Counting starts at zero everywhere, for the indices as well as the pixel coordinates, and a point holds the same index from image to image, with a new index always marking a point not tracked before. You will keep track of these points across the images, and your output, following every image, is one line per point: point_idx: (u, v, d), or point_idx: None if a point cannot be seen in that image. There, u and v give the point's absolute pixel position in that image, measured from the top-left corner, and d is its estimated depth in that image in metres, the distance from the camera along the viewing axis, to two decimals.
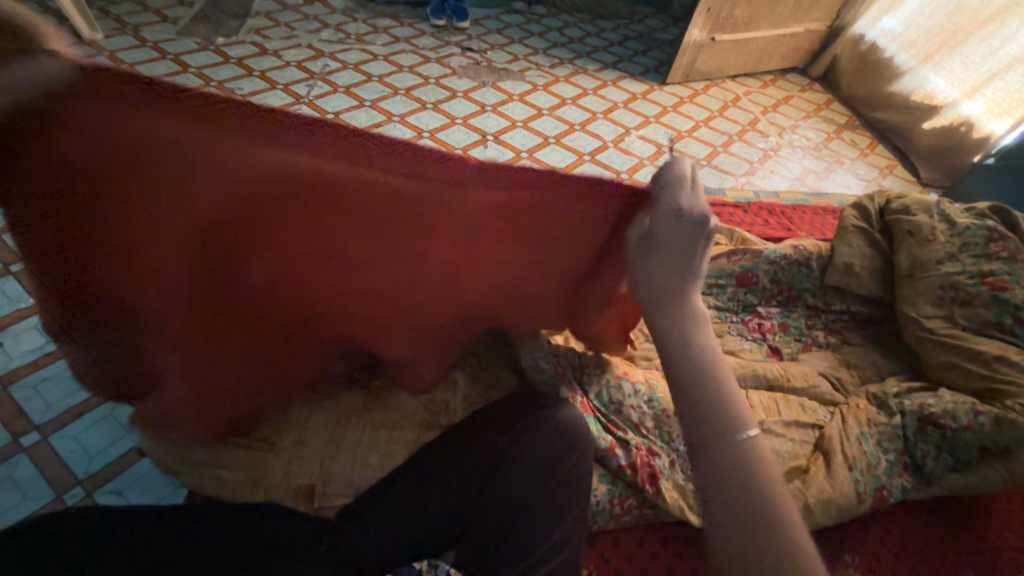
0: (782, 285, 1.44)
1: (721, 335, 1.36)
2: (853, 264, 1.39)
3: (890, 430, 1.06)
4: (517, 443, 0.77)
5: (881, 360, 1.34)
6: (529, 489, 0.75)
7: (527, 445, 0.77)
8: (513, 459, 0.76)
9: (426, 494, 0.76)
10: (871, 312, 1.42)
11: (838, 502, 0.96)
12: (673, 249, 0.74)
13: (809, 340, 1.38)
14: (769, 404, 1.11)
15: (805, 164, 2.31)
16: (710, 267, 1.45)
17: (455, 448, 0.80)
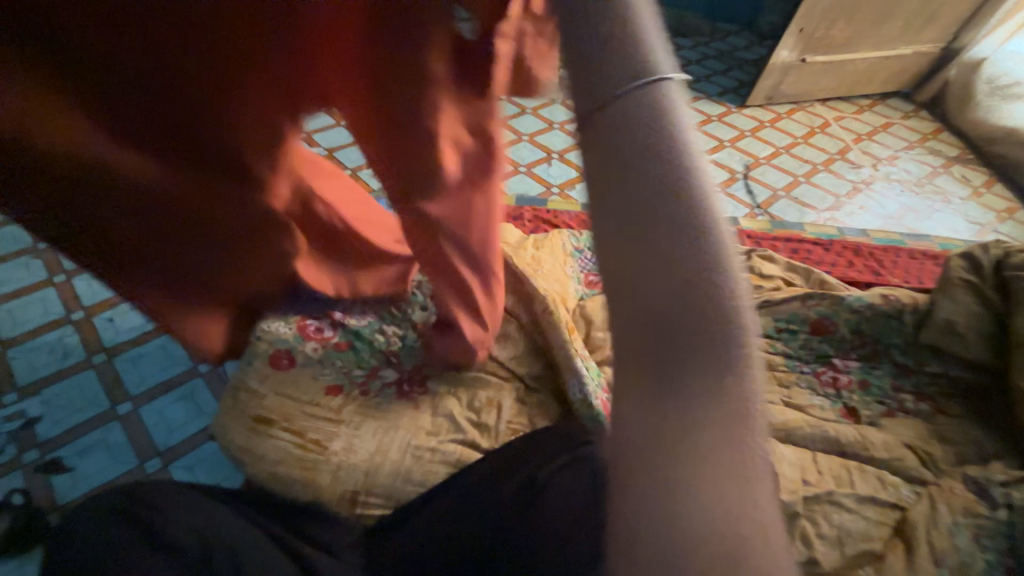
0: (864, 337, 1.31)
1: (788, 387, 1.25)
2: (956, 323, 1.23)
3: (992, 525, 0.90)
4: (552, 477, 0.74)
5: (985, 438, 1.16)
6: (559, 532, 0.69)
7: (563, 479, 0.73)
8: (544, 496, 0.73)
9: (462, 521, 0.77)
10: (974, 379, 1.24)
11: None
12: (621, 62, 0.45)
13: (894, 404, 1.23)
14: (838, 472, 1.01)
15: (902, 201, 2.08)
16: (781, 309, 1.34)
17: (494, 478, 0.81)
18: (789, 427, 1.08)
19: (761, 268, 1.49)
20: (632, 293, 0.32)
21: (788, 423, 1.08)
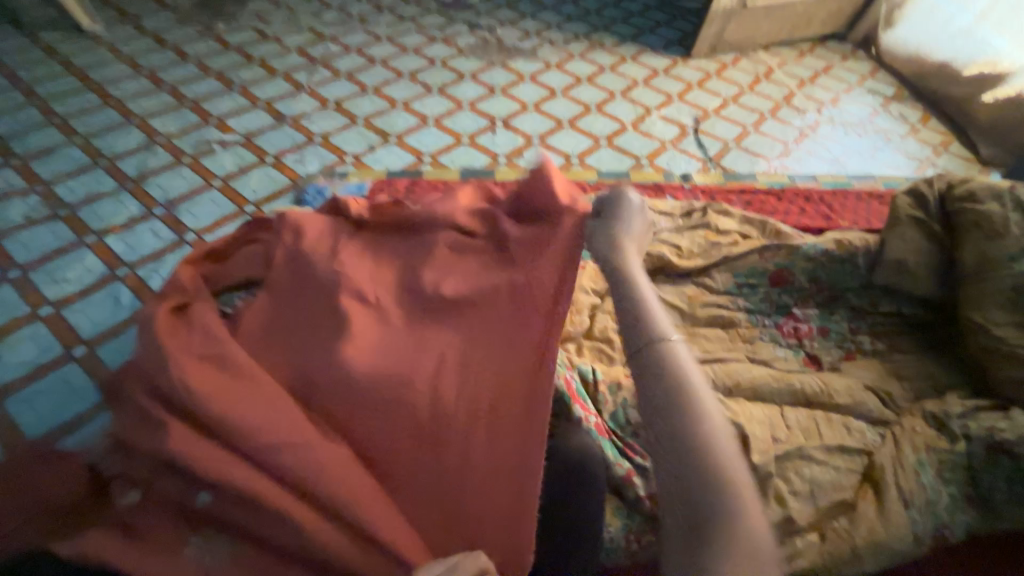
0: (821, 285, 1.30)
1: (752, 343, 1.23)
2: (906, 261, 1.22)
3: (952, 458, 0.92)
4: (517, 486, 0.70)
5: (939, 371, 1.19)
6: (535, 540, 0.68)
7: (538, 489, 0.72)
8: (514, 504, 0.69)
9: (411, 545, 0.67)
10: (924, 314, 1.26)
11: (893, 547, 0.83)
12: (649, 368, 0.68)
13: (853, 347, 1.23)
14: (807, 424, 0.98)
15: (847, 143, 2.09)
16: (740, 265, 1.32)
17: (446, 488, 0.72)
18: (756, 383, 1.06)
19: (718, 223, 1.45)
20: (657, 412, 0.64)
21: (755, 380, 1.06)
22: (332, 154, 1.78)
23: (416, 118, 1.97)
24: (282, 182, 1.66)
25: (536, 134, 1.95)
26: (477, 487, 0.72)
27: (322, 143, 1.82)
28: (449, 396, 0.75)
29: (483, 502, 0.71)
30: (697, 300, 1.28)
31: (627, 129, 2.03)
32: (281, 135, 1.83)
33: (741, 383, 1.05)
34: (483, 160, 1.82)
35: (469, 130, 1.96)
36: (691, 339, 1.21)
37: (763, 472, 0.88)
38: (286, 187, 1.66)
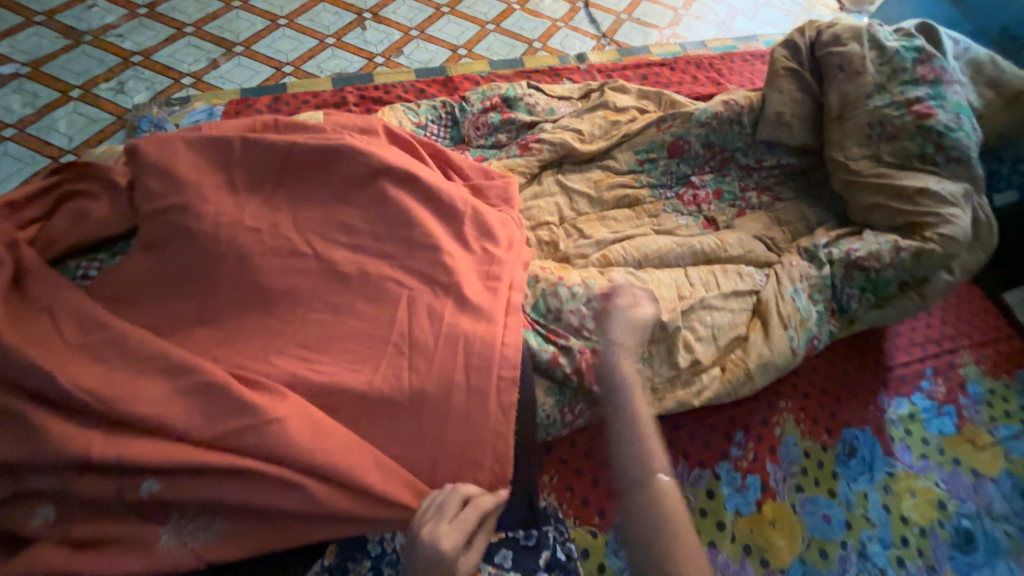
0: (714, 149, 1.35)
1: (657, 217, 1.27)
2: (784, 113, 1.30)
3: (820, 281, 1.07)
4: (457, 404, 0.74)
5: (812, 212, 1.32)
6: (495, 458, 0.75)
7: (495, 406, 0.74)
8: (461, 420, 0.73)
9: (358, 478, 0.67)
10: (800, 162, 1.37)
11: (776, 362, 0.98)
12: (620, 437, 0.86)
13: (743, 204, 1.33)
14: (707, 278, 1.07)
15: (732, 4, 2.07)
16: (639, 140, 1.33)
17: (384, 412, 0.73)
18: (662, 252, 1.13)
19: (616, 101, 1.39)
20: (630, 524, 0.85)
21: (660, 250, 1.13)
22: (162, 76, 1.43)
23: (262, 19, 1.61)
24: (104, 120, 1.33)
25: (413, 25, 1.70)
26: (420, 404, 0.73)
27: (144, 63, 1.45)
28: (406, 336, 0.77)
29: (433, 410, 0.73)
30: (604, 184, 1.28)
31: (513, 9, 1.83)
32: (88, 60, 1.42)
33: (648, 255, 1.13)
34: (358, 63, 1.57)
35: (332, 27, 1.66)
36: (601, 222, 1.23)
37: (670, 328, 0.95)
38: (111, 125, 1.33)
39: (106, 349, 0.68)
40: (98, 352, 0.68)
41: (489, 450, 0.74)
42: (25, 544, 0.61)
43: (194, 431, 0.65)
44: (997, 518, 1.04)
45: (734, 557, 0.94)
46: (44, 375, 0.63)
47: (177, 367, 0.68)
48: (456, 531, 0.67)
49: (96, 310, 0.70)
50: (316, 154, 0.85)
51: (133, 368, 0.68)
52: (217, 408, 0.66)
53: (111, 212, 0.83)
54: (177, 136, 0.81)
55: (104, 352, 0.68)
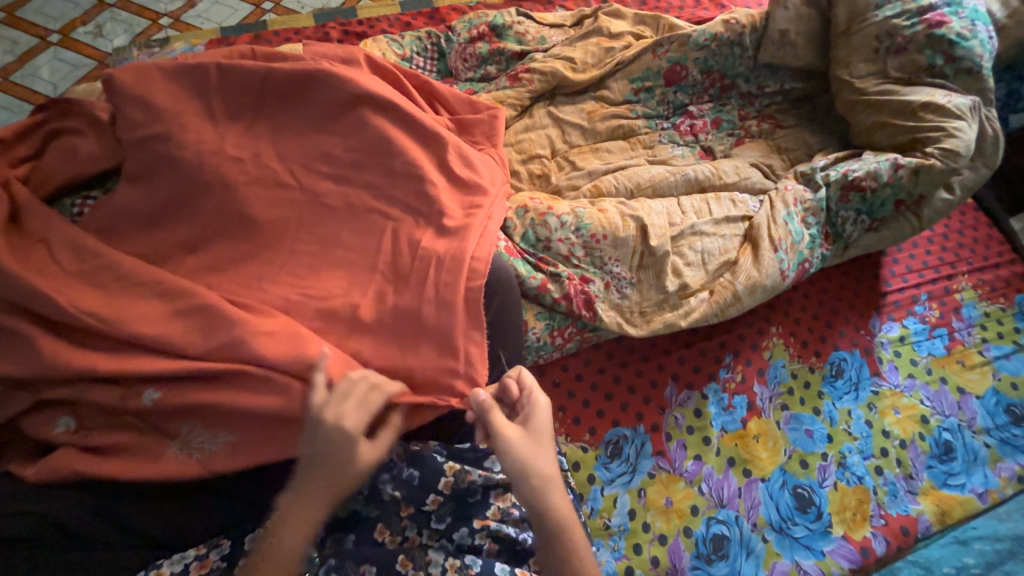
0: (713, 75, 1.29)
1: (652, 147, 1.23)
2: (789, 32, 1.23)
3: (815, 204, 1.06)
4: (443, 327, 0.75)
5: (813, 139, 1.28)
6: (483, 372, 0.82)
7: (481, 329, 0.76)
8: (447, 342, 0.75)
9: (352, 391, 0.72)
10: (804, 87, 1.31)
11: (765, 283, 0.99)
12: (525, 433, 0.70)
13: (742, 133, 1.29)
14: (699, 205, 1.05)
15: None
16: (635, 68, 1.26)
17: (376, 335, 0.76)
18: (656, 181, 1.11)
19: (610, 27, 1.31)
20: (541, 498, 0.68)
21: (654, 178, 1.11)
22: (140, 17, 1.39)
23: None
24: (86, 66, 1.31)
25: None
26: (409, 326, 0.76)
27: (119, 4, 1.40)
28: (395, 263, 0.79)
29: (421, 331, 0.75)
30: (597, 115, 1.23)
31: None
32: (62, 3, 1.38)
33: (641, 185, 1.10)
34: None
35: None
36: (594, 154, 1.20)
37: (660, 253, 0.96)
38: (93, 71, 1.31)
39: (104, 277, 0.71)
40: (96, 280, 0.71)
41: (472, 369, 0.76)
42: (53, 449, 0.67)
43: (193, 350, 0.68)
44: (978, 432, 1.08)
45: (718, 469, 0.98)
46: (52, 301, 0.67)
47: (173, 292, 0.70)
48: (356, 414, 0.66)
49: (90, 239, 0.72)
50: (295, 83, 0.83)
51: (130, 294, 0.71)
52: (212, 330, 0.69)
53: (97, 147, 0.83)
54: (153, 66, 0.80)
55: (101, 279, 0.71)
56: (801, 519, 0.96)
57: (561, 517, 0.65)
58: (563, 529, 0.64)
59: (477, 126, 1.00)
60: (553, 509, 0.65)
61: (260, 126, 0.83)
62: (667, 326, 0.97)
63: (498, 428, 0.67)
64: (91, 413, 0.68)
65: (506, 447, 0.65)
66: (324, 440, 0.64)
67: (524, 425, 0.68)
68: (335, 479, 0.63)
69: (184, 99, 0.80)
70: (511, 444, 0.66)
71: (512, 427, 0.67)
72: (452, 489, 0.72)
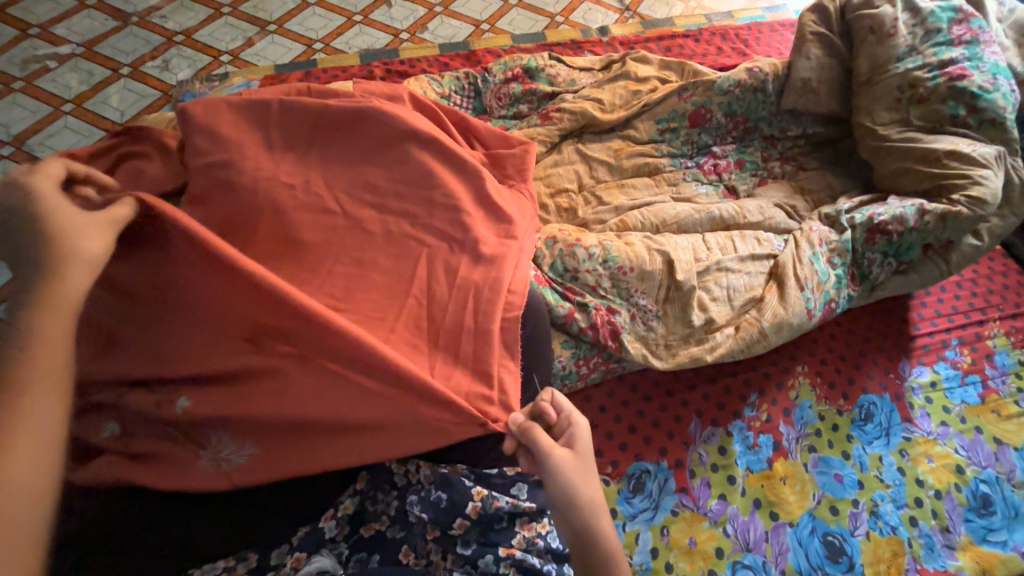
0: (737, 118, 1.34)
1: (676, 185, 1.26)
2: (811, 80, 1.29)
3: (841, 245, 1.07)
4: (477, 351, 0.78)
5: (835, 181, 1.31)
6: None
7: (511, 354, 0.79)
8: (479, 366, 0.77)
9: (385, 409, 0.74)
10: (826, 132, 1.35)
11: (791, 322, 0.99)
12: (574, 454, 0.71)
13: (765, 173, 1.32)
14: (724, 242, 1.07)
15: None
16: (661, 110, 1.32)
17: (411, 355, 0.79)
18: (681, 218, 1.14)
19: (637, 71, 1.38)
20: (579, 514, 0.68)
21: (679, 215, 1.14)
22: (202, 54, 1.52)
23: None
24: (151, 96, 1.43)
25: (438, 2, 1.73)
26: (442, 349, 0.78)
27: (185, 42, 1.53)
28: (431, 289, 0.82)
29: (454, 354, 0.78)
30: (624, 152, 1.28)
31: None
32: (135, 40, 1.52)
33: (667, 220, 1.13)
34: (385, 39, 1.61)
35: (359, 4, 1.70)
36: (620, 189, 1.24)
37: (686, 288, 0.98)
38: (157, 100, 1.42)
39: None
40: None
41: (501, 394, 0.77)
42: (94, 454, 0.68)
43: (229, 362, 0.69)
44: (1018, 486, 1.04)
45: (744, 510, 0.96)
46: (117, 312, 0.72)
47: None
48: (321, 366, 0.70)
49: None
50: (347, 118, 0.90)
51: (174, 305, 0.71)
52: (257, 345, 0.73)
53: (163, 170, 0.90)
54: (221, 101, 0.87)
55: None
56: (832, 569, 0.93)
57: (608, 536, 0.67)
58: (609, 550, 0.66)
59: (510, 160, 1.05)
60: (601, 530, 0.67)
61: (313, 155, 0.89)
62: (693, 360, 0.98)
63: (547, 448, 0.68)
64: (128, 419, 0.69)
65: (554, 466, 0.67)
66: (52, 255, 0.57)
67: (569, 446, 0.70)
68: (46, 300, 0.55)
69: (248, 131, 0.87)
70: (561, 465, 0.67)
71: (559, 448, 0.69)
72: (478, 514, 0.72)
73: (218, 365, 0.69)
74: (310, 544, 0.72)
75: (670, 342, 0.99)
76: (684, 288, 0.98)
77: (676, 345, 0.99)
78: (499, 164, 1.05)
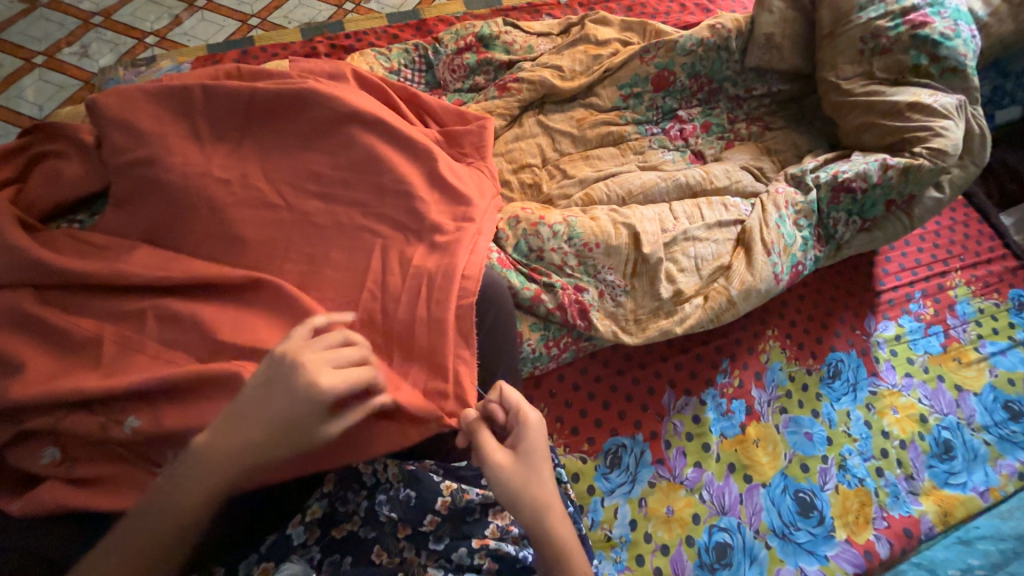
0: (701, 79, 1.29)
1: (642, 153, 1.22)
2: (774, 35, 1.24)
3: (807, 206, 1.06)
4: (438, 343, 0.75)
5: (802, 140, 1.29)
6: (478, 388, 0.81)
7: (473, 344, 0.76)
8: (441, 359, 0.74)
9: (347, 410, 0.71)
10: (791, 89, 1.32)
11: (759, 287, 0.99)
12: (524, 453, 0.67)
13: (731, 136, 1.29)
14: (691, 211, 1.05)
15: None
16: (622, 75, 1.26)
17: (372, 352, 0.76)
18: (647, 188, 1.10)
19: (596, 34, 1.31)
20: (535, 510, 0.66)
21: (645, 185, 1.10)
22: (125, 36, 1.38)
23: None
24: (72, 86, 1.31)
25: None
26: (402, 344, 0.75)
27: (105, 23, 1.39)
28: (388, 282, 0.78)
29: (414, 346, 0.76)
30: (586, 122, 1.23)
31: None
32: (48, 24, 1.37)
33: (632, 191, 1.10)
34: (327, 11, 1.50)
35: None
36: (585, 161, 1.19)
37: (653, 260, 0.96)
38: (80, 91, 1.31)
39: (93, 303, 0.70)
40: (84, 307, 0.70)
41: (466, 386, 0.75)
42: (39, 481, 0.64)
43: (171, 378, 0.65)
44: (977, 429, 1.08)
45: (719, 475, 0.98)
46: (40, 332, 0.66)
47: (159, 317, 0.69)
48: (339, 380, 0.61)
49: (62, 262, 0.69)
50: (280, 101, 0.83)
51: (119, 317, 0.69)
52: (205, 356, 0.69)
53: (82, 169, 0.82)
54: (136, 89, 0.79)
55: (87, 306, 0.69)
56: (804, 524, 0.96)
57: (555, 536, 0.65)
58: (554, 550, 0.64)
59: (464, 136, 0.99)
60: (550, 526, 0.65)
61: (249, 144, 0.82)
62: (664, 333, 0.97)
63: (487, 453, 0.66)
64: (69, 443, 0.65)
65: (494, 470, 0.65)
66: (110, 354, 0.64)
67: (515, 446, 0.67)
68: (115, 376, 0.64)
69: (172, 123, 0.79)
70: (501, 468, 0.66)
71: (501, 450, 0.67)
72: (450, 509, 0.71)
73: (159, 381, 0.65)
74: (278, 551, 0.68)
75: (641, 317, 0.97)
76: (651, 262, 0.96)
77: (647, 319, 0.97)
78: (454, 142, 1.00)
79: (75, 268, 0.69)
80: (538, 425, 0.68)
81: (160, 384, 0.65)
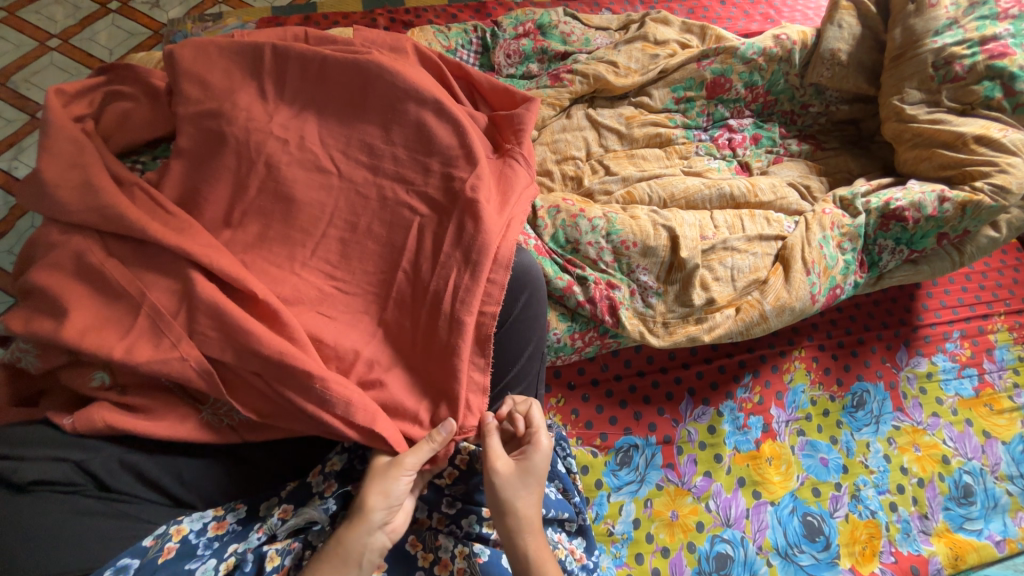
0: (757, 90, 1.27)
1: (688, 158, 1.20)
2: (840, 52, 1.21)
3: (854, 230, 1.03)
4: (475, 322, 0.76)
5: (855, 164, 1.25)
6: (502, 370, 0.82)
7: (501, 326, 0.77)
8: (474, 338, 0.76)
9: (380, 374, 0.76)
10: (850, 110, 1.28)
11: (794, 305, 0.97)
12: (528, 462, 0.69)
13: (781, 150, 1.27)
14: (732, 221, 1.04)
15: None
16: (677, 77, 1.24)
17: (405, 325, 0.78)
18: (689, 193, 1.09)
19: (656, 33, 1.28)
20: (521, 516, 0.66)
21: (689, 190, 1.09)
22: None
23: None
24: (141, 34, 1.36)
25: None
26: (434, 318, 0.77)
27: None
28: (426, 259, 0.79)
29: (441, 324, 0.76)
30: (636, 121, 1.21)
31: None
32: None
33: (675, 195, 1.09)
34: None
35: None
36: (629, 160, 1.18)
37: (689, 266, 0.95)
38: (149, 39, 1.36)
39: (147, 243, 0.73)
40: (134, 241, 0.71)
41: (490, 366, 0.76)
42: (89, 402, 0.68)
43: (216, 325, 0.68)
44: (1000, 478, 1.05)
45: (728, 487, 0.98)
46: (98, 264, 0.69)
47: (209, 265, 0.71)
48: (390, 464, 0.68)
49: (114, 200, 0.70)
50: (343, 67, 0.84)
51: (166, 262, 0.71)
52: (252, 307, 0.72)
53: (150, 114, 0.85)
54: (210, 42, 0.82)
55: (138, 244, 0.72)
56: (808, 547, 0.95)
57: (528, 549, 0.65)
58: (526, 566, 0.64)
59: (509, 122, 0.95)
60: (526, 540, 0.65)
61: (306, 105, 0.84)
62: (689, 340, 0.96)
63: (491, 457, 0.69)
64: (117, 373, 0.68)
65: (491, 474, 0.68)
66: (195, 308, 0.69)
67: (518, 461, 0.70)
68: (187, 325, 0.68)
69: (240, 81, 0.82)
70: (499, 475, 0.68)
71: (504, 460, 0.69)
72: (467, 464, 0.76)
73: (210, 320, 0.68)
74: (299, 496, 0.72)
75: (671, 322, 0.97)
76: (688, 268, 0.95)
77: (676, 326, 0.97)
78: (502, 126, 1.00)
79: (136, 208, 0.72)
80: (547, 450, 0.71)
81: (209, 329, 0.68)
